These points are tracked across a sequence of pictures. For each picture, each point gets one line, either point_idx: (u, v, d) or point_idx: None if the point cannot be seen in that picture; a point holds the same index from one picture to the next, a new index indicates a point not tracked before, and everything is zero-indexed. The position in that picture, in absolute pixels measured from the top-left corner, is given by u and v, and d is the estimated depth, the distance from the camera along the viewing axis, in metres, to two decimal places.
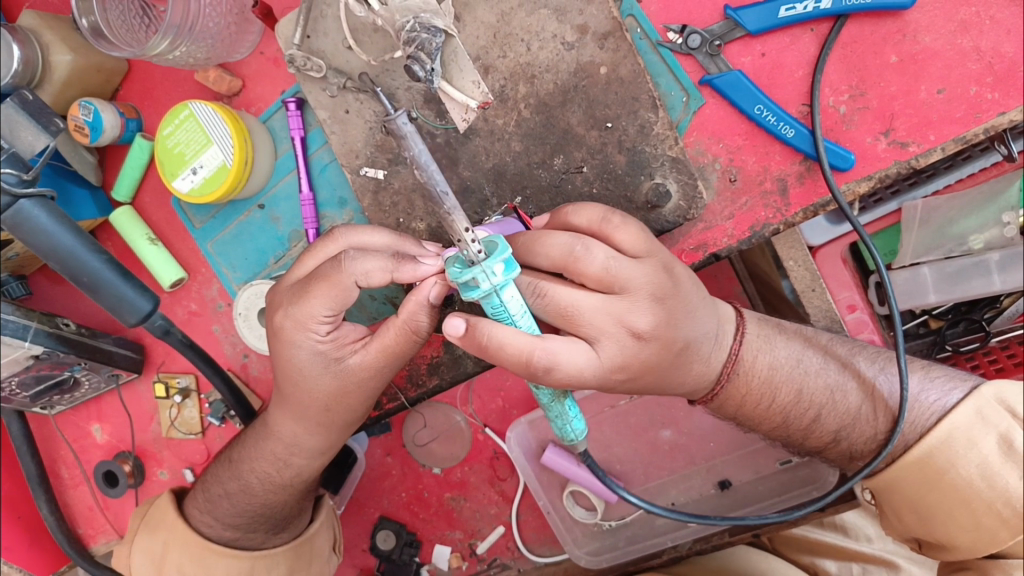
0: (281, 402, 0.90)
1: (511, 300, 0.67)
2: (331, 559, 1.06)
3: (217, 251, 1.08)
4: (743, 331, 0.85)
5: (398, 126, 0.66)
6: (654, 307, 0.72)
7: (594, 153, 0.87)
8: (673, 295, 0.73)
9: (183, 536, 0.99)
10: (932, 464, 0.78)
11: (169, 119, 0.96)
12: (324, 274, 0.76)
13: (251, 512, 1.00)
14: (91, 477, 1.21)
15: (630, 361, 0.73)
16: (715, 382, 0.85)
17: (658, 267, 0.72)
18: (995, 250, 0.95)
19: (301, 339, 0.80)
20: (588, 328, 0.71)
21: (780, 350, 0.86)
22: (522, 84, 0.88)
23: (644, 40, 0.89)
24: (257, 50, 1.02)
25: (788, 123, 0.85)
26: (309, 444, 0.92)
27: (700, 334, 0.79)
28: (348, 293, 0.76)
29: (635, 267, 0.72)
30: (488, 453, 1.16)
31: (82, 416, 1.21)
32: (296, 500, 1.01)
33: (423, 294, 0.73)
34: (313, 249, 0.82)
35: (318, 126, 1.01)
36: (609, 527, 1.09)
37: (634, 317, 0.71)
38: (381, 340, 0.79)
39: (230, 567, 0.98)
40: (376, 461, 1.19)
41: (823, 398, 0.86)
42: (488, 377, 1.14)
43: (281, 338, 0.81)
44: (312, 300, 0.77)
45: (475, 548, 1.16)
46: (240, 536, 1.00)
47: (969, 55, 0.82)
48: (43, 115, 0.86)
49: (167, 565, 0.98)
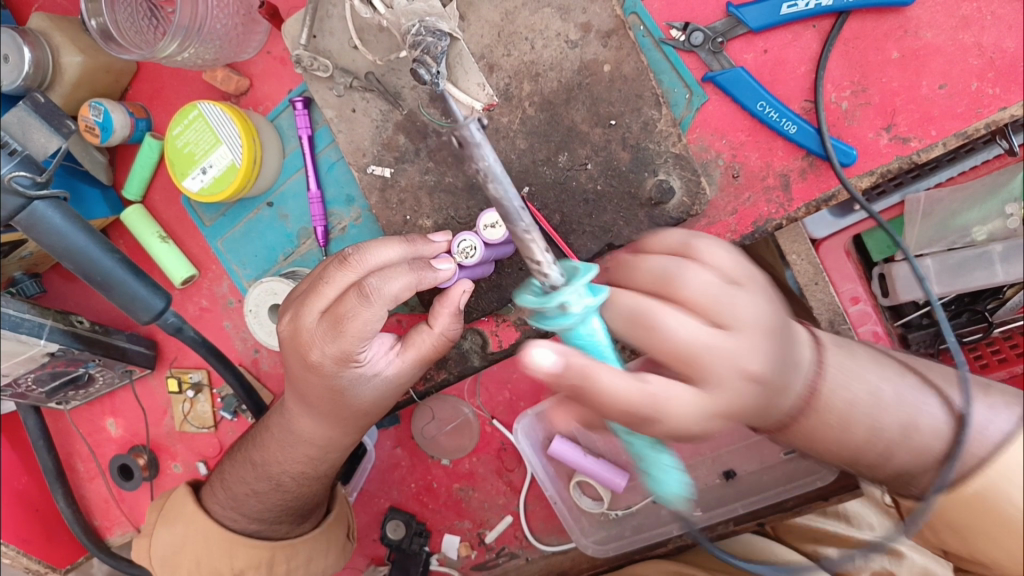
0: (292, 398, 0.92)
1: (599, 329, 0.62)
2: (346, 546, 1.08)
3: (226, 249, 1.09)
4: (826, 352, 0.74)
5: (468, 133, 0.60)
6: (765, 345, 0.64)
7: (598, 150, 0.88)
8: (779, 330, 0.65)
9: (205, 528, 1.00)
10: (987, 497, 0.72)
11: (178, 119, 0.98)
12: (356, 311, 0.76)
13: (273, 505, 1.01)
14: (107, 470, 1.24)
15: (735, 406, 0.64)
16: (786, 415, 0.73)
17: (762, 296, 0.65)
18: (998, 241, 0.94)
19: (346, 372, 0.82)
20: (697, 366, 0.61)
21: (858, 377, 0.74)
22: (527, 83, 0.89)
23: (647, 37, 0.90)
24: (264, 49, 1.04)
25: (790, 119, 0.85)
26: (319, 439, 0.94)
27: (791, 366, 0.69)
28: (378, 320, 0.77)
29: (741, 296, 0.64)
30: (495, 444, 1.17)
31: (96, 410, 1.23)
32: (318, 491, 1.03)
33: (454, 304, 0.83)
34: (330, 278, 0.78)
35: (324, 125, 1.02)
36: (616, 516, 1.11)
37: (747, 355, 0.62)
38: (415, 351, 0.86)
39: (252, 557, 0.99)
40: (386, 453, 1.22)
41: (902, 431, 0.74)
42: (496, 369, 1.16)
43: (321, 373, 0.82)
44: (349, 337, 0.78)
45: (483, 537, 1.19)
46: (265, 528, 1.02)
47: (970, 51, 0.82)
48: (56, 118, 0.88)
49: (188, 554, 1.00)
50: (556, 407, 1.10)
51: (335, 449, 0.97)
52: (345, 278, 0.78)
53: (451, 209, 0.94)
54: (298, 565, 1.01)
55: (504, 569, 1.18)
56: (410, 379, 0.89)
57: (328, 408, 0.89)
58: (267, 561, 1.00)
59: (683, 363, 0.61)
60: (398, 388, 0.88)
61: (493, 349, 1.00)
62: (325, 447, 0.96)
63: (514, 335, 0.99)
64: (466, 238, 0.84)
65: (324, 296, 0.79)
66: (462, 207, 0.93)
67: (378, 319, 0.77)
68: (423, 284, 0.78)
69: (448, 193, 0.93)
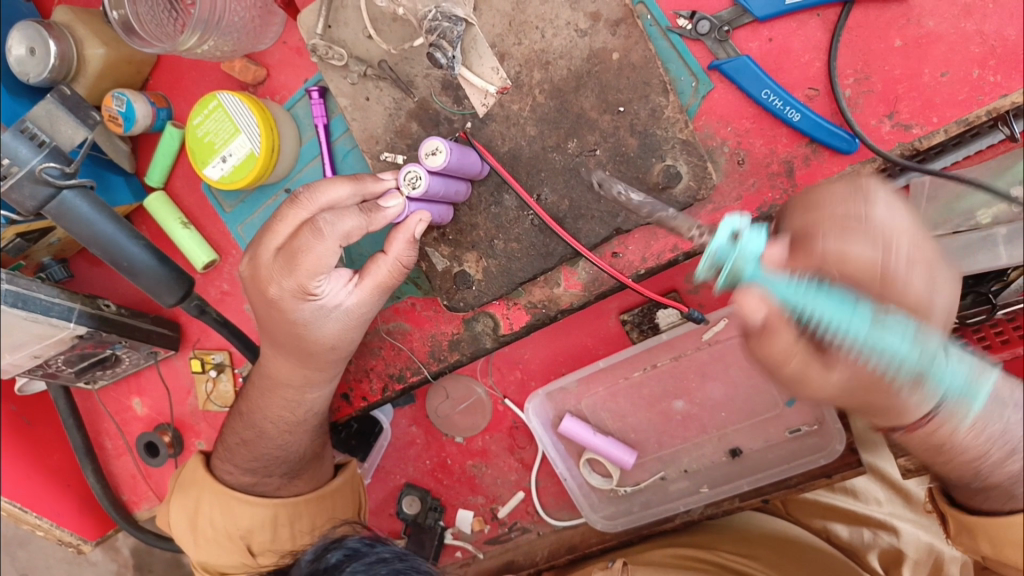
0: (265, 342, 0.97)
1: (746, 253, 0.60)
2: (355, 522, 1.11)
3: (246, 234, 1.12)
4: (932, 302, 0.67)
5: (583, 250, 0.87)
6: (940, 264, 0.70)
7: (606, 137, 0.90)
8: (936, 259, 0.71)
9: (212, 491, 1.05)
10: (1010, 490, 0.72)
11: (199, 109, 1.01)
12: (309, 245, 0.81)
13: (261, 456, 1.05)
14: (133, 447, 1.29)
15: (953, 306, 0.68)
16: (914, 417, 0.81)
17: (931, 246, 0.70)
18: (1003, 223, 0.87)
19: (303, 305, 0.86)
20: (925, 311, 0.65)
21: None
22: (537, 70, 0.92)
23: (654, 26, 0.92)
24: (281, 40, 1.06)
25: (794, 107, 0.87)
26: (312, 381, 0.99)
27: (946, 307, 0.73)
28: (332, 255, 0.82)
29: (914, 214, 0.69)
30: (507, 423, 1.21)
31: (123, 390, 1.28)
32: (306, 444, 1.06)
33: (411, 231, 0.86)
34: (283, 217, 0.83)
35: (339, 114, 1.05)
36: (624, 492, 1.14)
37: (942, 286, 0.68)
38: (372, 279, 0.89)
39: (254, 516, 1.03)
40: (401, 430, 1.27)
41: None
42: (507, 351, 1.19)
43: (281, 308, 0.87)
44: (303, 271, 0.82)
45: (496, 512, 1.23)
46: (258, 481, 1.06)
47: (972, 39, 0.84)
48: (82, 109, 0.91)
49: (201, 518, 1.05)
50: (566, 386, 1.13)
51: (312, 387, 1.00)
52: (298, 215, 0.83)
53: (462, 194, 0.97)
54: (301, 529, 1.05)
55: (516, 542, 1.23)
56: (370, 311, 0.92)
57: (290, 344, 0.92)
58: (269, 520, 1.03)
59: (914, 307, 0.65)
60: (360, 319, 0.92)
61: (504, 331, 1.02)
62: (301, 387, 1.00)
63: (523, 318, 1.00)
64: (411, 168, 0.83)
65: (279, 234, 0.84)
66: (473, 193, 0.96)
67: (332, 254, 0.82)
68: (373, 224, 0.83)
69: None
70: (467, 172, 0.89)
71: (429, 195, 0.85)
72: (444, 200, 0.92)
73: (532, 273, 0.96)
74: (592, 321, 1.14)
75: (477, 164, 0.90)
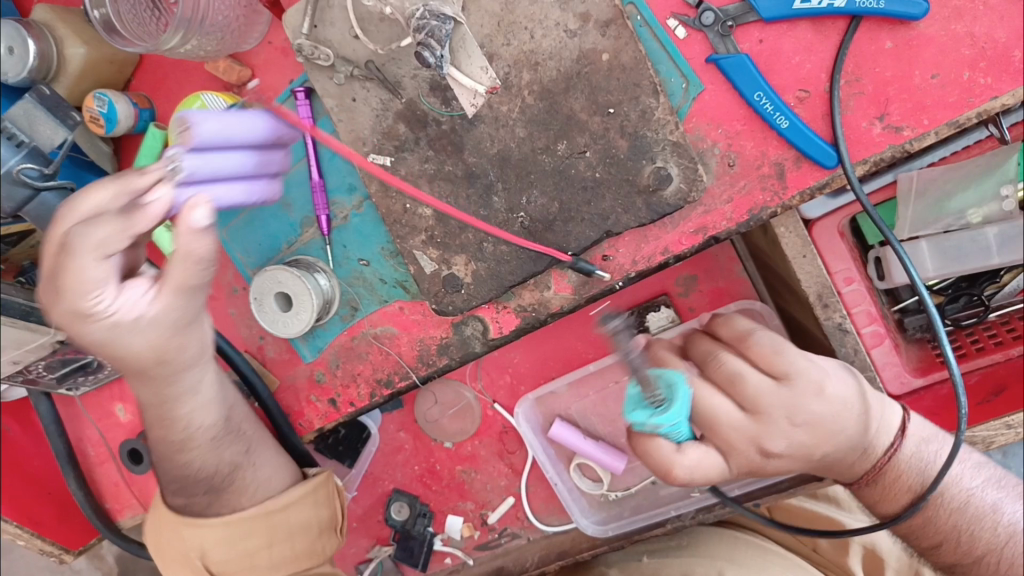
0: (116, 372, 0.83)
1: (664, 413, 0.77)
2: (325, 537, 1.08)
3: (230, 237, 1.11)
4: (891, 452, 0.90)
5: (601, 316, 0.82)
6: (799, 430, 0.82)
7: (596, 139, 0.89)
8: (813, 423, 0.82)
9: (161, 515, 1.03)
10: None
11: (182, 110, 0.99)
12: (64, 268, 0.67)
13: (179, 476, 1.01)
14: (117, 454, 1.26)
15: (791, 411, 0.81)
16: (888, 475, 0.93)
17: (807, 391, 0.81)
18: (993, 224, 0.97)
19: (89, 326, 0.71)
20: (765, 403, 0.81)
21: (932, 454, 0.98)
22: (526, 71, 0.90)
23: (645, 27, 0.91)
24: (265, 40, 1.04)
25: (783, 113, 0.87)
26: (174, 395, 0.87)
27: (835, 396, 0.82)
28: (101, 272, 0.68)
29: (812, 405, 0.81)
30: (497, 427, 1.19)
31: (105, 395, 1.26)
32: (212, 455, 1.01)
33: (189, 223, 0.67)
34: (47, 237, 0.69)
35: (326, 115, 1.04)
36: (615, 497, 1.14)
37: (788, 444, 0.82)
38: (172, 283, 0.72)
39: (203, 536, 1.01)
40: (389, 436, 1.25)
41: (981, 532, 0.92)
42: (496, 355, 1.18)
43: (71, 335, 0.72)
44: (68, 296, 0.68)
45: (486, 518, 1.21)
46: (191, 500, 1.03)
47: (962, 40, 0.84)
48: (61, 109, 0.90)
49: (160, 539, 1.04)
50: (556, 390, 1.14)
51: (174, 400, 0.89)
52: (60, 232, 0.68)
53: (450, 197, 0.95)
54: (255, 545, 1.04)
55: (505, 548, 1.21)
56: (188, 313, 0.75)
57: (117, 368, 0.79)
58: (223, 536, 1.02)
59: (753, 397, 0.81)
60: (177, 325, 0.75)
61: (494, 335, 1.01)
62: (165, 401, 0.89)
63: (513, 322, 0.99)
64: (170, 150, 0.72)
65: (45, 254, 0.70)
66: (462, 195, 0.95)
67: (96, 271, 0.67)
68: (134, 230, 0.67)
69: (447, 182, 0.95)
70: (266, 138, 0.80)
71: (204, 180, 0.74)
72: (257, 175, 0.81)
73: (522, 276, 0.95)
74: (581, 324, 1.14)
75: (268, 126, 0.79)
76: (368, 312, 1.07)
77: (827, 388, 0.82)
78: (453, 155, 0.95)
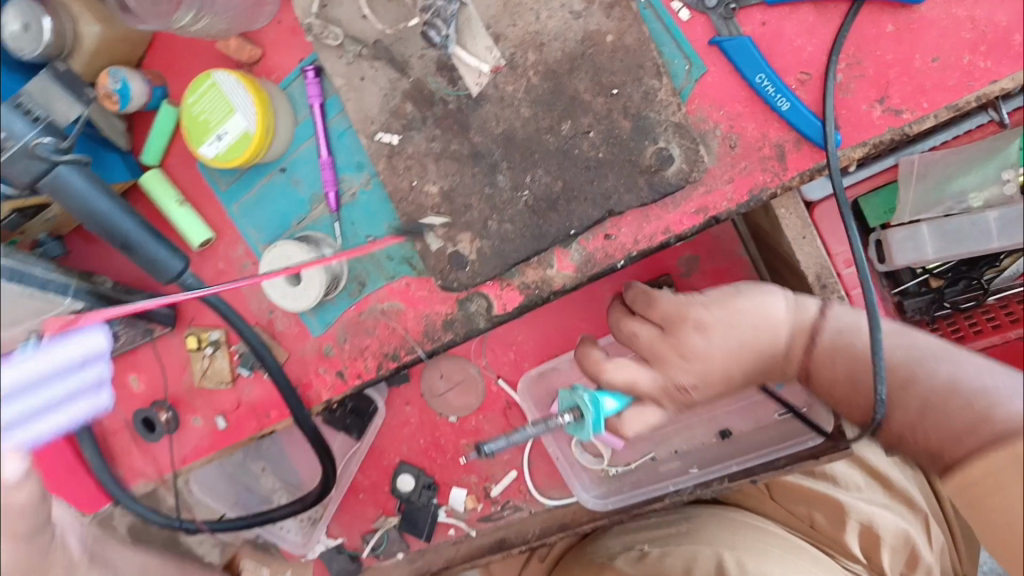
0: None
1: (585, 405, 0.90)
2: None
3: (242, 214, 1.13)
4: (814, 332, 0.87)
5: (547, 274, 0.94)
6: (703, 356, 0.88)
7: (600, 119, 0.91)
8: (714, 347, 0.89)
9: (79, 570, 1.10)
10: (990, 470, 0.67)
11: (194, 87, 1.01)
12: None
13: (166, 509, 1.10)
14: (130, 424, 1.29)
15: (683, 347, 0.90)
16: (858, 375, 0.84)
17: (688, 322, 0.90)
18: (993, 209, 0.94)
19: None
20: (662, 352, 0.91)
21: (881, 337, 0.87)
22: (531, 52, 0.92)
23: (648, 9, 0.92)
24: (276, 19, 1.06)
25: (784, 95, 0.88)
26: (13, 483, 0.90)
27: (715, 319, 0.89)
28: None
29: (701, 337, 0.89)
30: (501, 403, 1.21)
31: (119, 366, 1.28)
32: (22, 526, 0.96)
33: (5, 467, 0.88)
34: None
35: (335, 94, 1.06)
36: (615, 472, 1.18)
37: (707, 373, 0.89)
38: None
39: None
40: (396, 410, 1.28)
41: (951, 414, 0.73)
42: (500, 332, 1.21)
43: None
44: None
45: (489, 491, 1.24)
46: None
47: (963, 24, 0.85)
48: (76, 85, 0.92)
49: None
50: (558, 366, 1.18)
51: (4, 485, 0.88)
52: None
53: (456, 175, 0.97)
54: None
55: (508, 520, 1.25)
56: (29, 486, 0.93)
57: None
58: None
59: (647, 351, 0.93)
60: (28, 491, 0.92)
61: (498, 311, 1.02)
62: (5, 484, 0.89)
63: (516, 299, 1.00)
64: None
65: None
66: (467, 174, 0.96)
67: None
68: None
69: (453, 160, 0.97)
70: None
71: None
72: None
73: (526, 255, 0.96)
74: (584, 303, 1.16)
75: None
76: (377, 288, 1.09)
77: (703, 318, 0.90)
78: (458, 134, 0.96)
